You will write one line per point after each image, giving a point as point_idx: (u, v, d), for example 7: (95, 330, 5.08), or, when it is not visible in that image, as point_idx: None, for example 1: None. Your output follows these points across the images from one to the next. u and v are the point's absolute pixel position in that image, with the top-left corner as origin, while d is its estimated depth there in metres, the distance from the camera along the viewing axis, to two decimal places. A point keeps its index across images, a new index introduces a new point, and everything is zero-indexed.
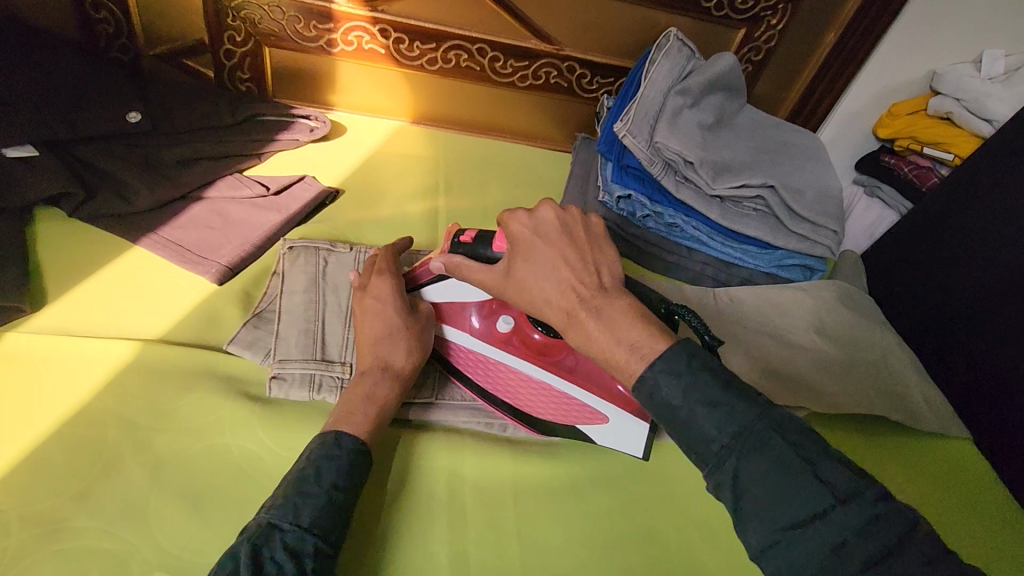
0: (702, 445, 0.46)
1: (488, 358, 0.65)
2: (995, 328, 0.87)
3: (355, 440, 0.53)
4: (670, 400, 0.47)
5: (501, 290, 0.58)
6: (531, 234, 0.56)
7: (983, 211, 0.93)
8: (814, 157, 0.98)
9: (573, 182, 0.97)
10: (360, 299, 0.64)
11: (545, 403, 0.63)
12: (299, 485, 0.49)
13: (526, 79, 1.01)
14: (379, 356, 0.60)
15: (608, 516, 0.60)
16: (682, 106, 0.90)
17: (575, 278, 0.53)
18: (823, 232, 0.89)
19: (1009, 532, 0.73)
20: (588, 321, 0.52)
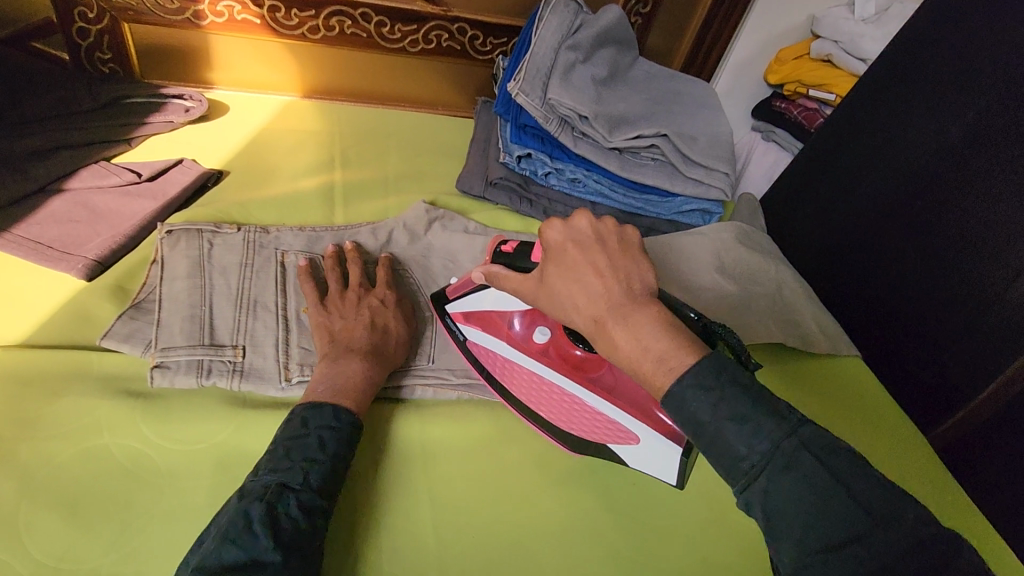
0: (732, 462, 0.43)
1: (521, 366, 0.65)
2: (880, 254, 0.95)
3: (352, 415, 0.54)
4: (698, 416, 0.44)
5: (533, 295, 0.58)
6: (567, 241, 0.54)
7: (862, 142, 0.99)
8: (705, 105, 1.01)
9: (476, 147, 0.96)
10: (362, 295, 0.64)
11: (577, 419, 0.62)
12: (303, 451, 0.50)
13: (417, 44, 0.98)
14: (371, 346, 0.60)
15: (523, 469, 0.63)
16: (573, 61, 0.91)
17: (608, 284, 0.50)
18: (716, 174, 0.92)
19: (898, 438, 0.79)
20: (613, 328, 0.49)
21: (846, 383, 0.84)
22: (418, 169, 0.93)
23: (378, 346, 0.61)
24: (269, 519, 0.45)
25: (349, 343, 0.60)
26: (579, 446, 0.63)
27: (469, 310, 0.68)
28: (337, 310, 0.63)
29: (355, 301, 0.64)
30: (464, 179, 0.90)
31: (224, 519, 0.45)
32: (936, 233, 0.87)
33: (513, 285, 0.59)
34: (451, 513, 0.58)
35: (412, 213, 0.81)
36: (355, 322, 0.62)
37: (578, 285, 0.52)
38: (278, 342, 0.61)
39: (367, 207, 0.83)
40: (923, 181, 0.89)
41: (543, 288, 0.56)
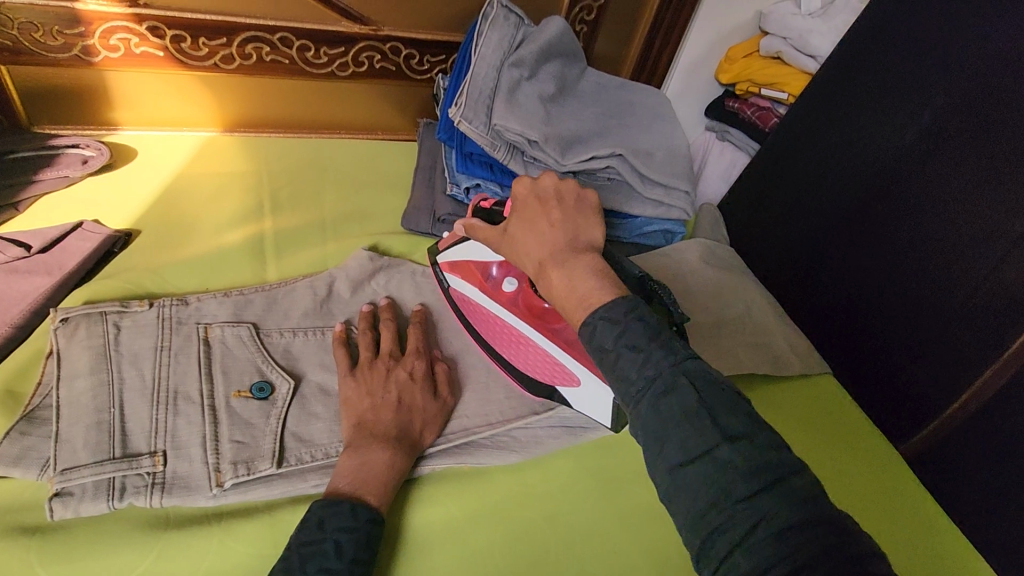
0: (626, 387, 0.46)
1: (491, 312, 0.69)
2: (843, 261, 0.93)
3: (371, 510, 0.51)
4: (603, 344, 0.48)
5: (497, 245, 0.63)
6: (531, 197, 0.60)
7: (819, 145, 0.97)
8: (659, 116, 0.97)
9: (420, 176, 0.89)
10: (390, 368, 0.61)
11: (533, 361, 0.66)
12: (318, 562, 0.47)
13: (346, 67, 0.89)
14: (398, 426, 0.57)
15: (532, 546, 0.58)
16: (518, 79, 0.85)
17: (555, 232, 0.56)
18: (675, 193, 0.88)
19: (883, 465, 0.76)
20: (551, 271, 0.54)
21: (824, 408, 0.81)
22: (358, 207, 0.85)
23: (405, 424, 0.58)
24: None
25: (375, 422, 0.57)
26: (533, 388, 0.65)
27: (455, 258, 0.72)
28: (364, 382, 0.60)
29: (385, 370, 0.61)
30: (410, 217, 0.83)
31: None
32: (897, 237, 0.86)
33: (483, 235, 0.65)
34: None
35: (354, 262, 0.73)
36: (382, 399, 0.58)
37: (534, 234, 0.57)
38: (204, 439, 0.53)
39: (301, 257, 0.75)
40: (881, 184, 0.88)
41: (504, 238, 0.62)
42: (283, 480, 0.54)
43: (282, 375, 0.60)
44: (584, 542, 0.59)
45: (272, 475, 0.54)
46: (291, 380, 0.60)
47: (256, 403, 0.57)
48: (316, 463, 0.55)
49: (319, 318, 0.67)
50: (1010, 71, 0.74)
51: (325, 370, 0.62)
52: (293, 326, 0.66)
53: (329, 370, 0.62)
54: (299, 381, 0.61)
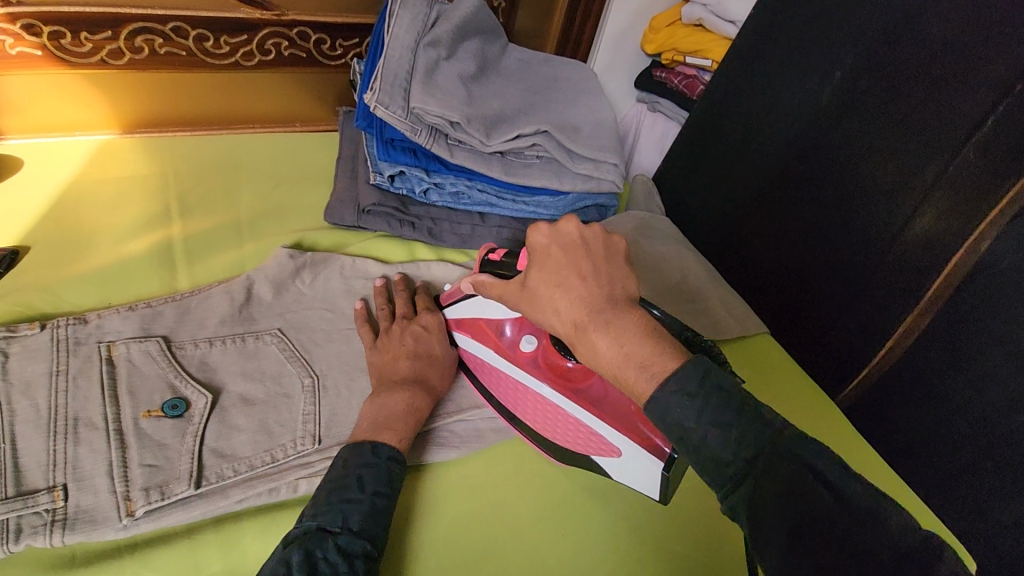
0: (717, 468, 0.44)
1: (509, 375, 0.63)
2: (774, 222, 0.95)
3: (390, 449, 0.54)
4: (682, 421, 0.44)
5: (514, 301, 0.56)
6: (553, 246, 0.52)
7: (742, 109, 0.98)
8: (584, 90, 0.96)
9: (343, 167, 0.85)
10: (405, 325, 0.65)
11: (564, 431, 0.61)
12: (341, 491, 0.50)
13: (251, 56, 0.84)
14: (419, 377, 0.61)
15: (506, 534, 0.57)
16: (436, 60, 0.82)
17: (590, 289, 0.49)
18: (604, 166, 0.87)
19: (827, 416, 0.78)
20: (596, 335, 0.48)
21: (766, 366, 0.83)
22: (276, 204, 0.81)
23: (425, 376, 0.62)
24: (304, 565, 0.44)
25: (396, 373, 0.61)
26: (566, 458, 0.61)
27: (463, 316, 0.66)
28: (385, 345, 0.63)
29: (403, 329, 0.65)
30: (332, 211, 0.79)
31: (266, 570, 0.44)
32: (822, 195, 0.88)
33: (498, 292, 0.58)
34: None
35: (273, 262, 0.69)
36: (403, 354, 0.62)
37: (563, 288, 0.50)
38: (111, 469, 0.49)
39: (215, 262, 0.70)
40: (803, 145, 0.90)
41: (523, 293, 0.55)
42: (205, 500, 0.50)
43: (197, 390, 0.56)
44: (550, 516, 0.59)
45: (191, 498, 0.50)
46: (208, 394, 0.56)
47: (169, 422, 0.53)
48: (240, 477, 0.52)
49: (239, 325, 0.63)
50: (911, 24, 0.76)
51: (245, 379, 0.59)
52: (208, 335, 0.61)
53: (252, 379, 0.59)
54: (218, 394, 0.57)
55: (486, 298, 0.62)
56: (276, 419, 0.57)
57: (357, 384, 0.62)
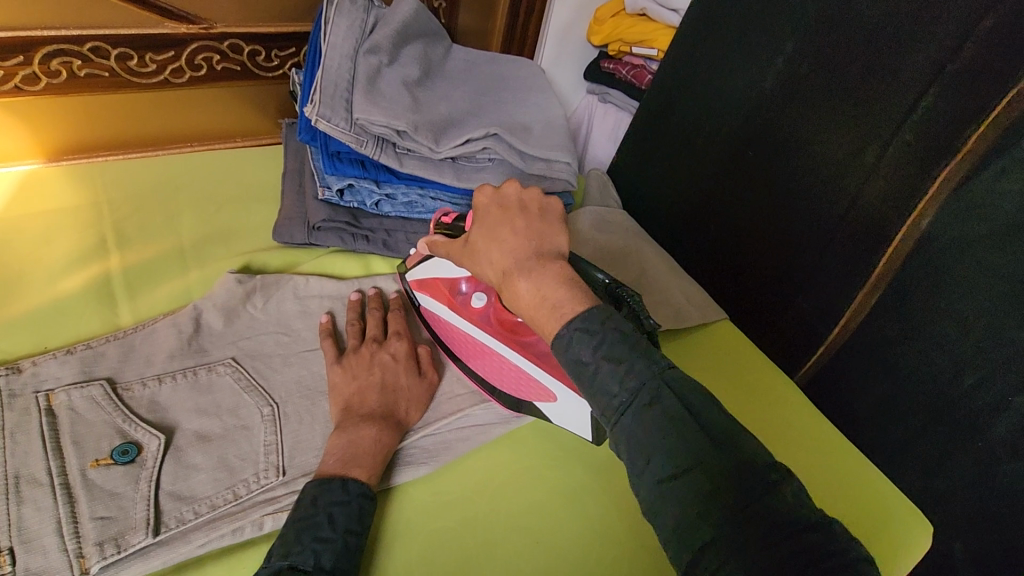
0: (607, 399, 0.45)
1: (458, 329, 0.66)
2: (728, 208, 0.96)
3: (360, 484, 0.53)
4: (580, 356, 0.46)
5: (458, 257, 0.59)
6: (492, 203, 0.56)
7: (689, 97, 0.99)
8: (533, 87, 0.95)
9: (289, 184, 0.82)
10: (374, 352, 0.65)
11: (507, 379, 0.63)
12: (312, 531, 0.49)
13: (182, 73, 0.81)
14: (386, 405, 0.60)
15: (486, 550, 0.57)
16: (377, 66, 0.80)
17: (518, 240, 0.51)
18: (557, 165, 0.86)
19: (790, 396, 0.80)
20: (518, 280, 0.49)
21: (728, 353, 0.84)
22: (221, 226, 0.78)
23: (391, 406, 0.61)
24: None
25: (362, 405, 0.60)
26: (511, 406, 0.64)
27: (423, 277, 0.70)
28: (350, 368, 0.63)
29: (371, 356, 0.64)
30: (281, 230, 0.77)
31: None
32: (770, 179, 0.90)
33: (445, 250, 0.61)
34: None
35: (221, 289, 0.67)
36: (368, 382, 0.61)
37: (495, 239, 0.53)
38: (60, 526, 0.47)
39: (159, 293, 0.68)
40: (749, 131, 0.91)
41: (464, 250, 0.57)
42: (165, 548, 0.48)
43: (149, 432, 0.53)
44: (531, 533, 0.59)
45: (150, 547, 0.48)
46: (160, 435, 0.54)
47: (119, 469, 0.51)
48: (201, 520, 0.50)
49: (189, 358, 0.61)
50: (842, 9, 0.78)
51: (200, 415, 0.57)
52: (157, 372, 0.59)
53: (207, 415, 0.57)
54: (171, 434, 0.55)
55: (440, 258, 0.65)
56: (235, 454, 0.55)
57: (318, 408, 0.61)
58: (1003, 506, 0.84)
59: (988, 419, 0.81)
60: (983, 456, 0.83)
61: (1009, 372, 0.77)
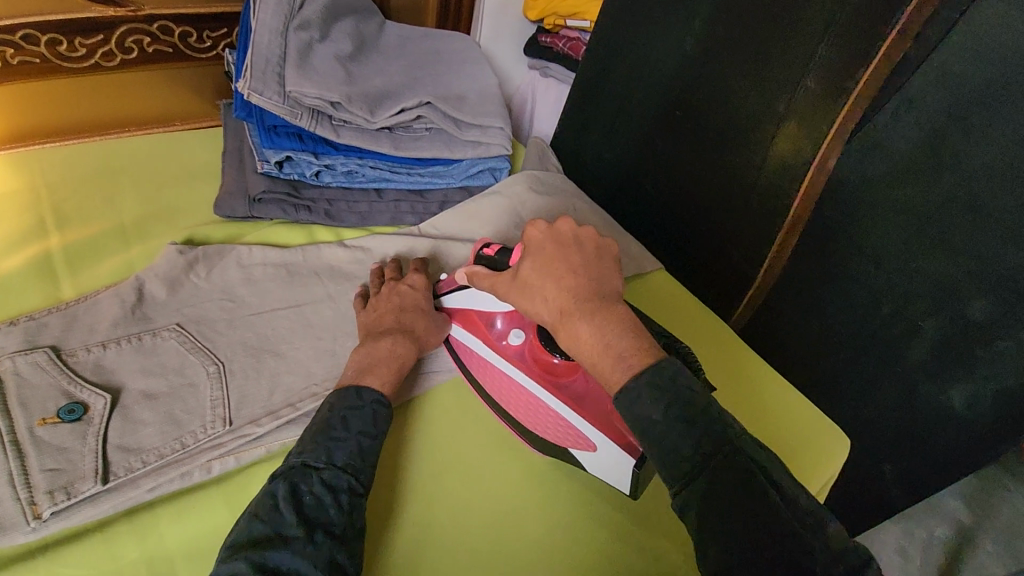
0: (675, 459, 0.50)
1: (498, 368, 0.67)
2: (662, 166, 1.01)
3: (374, 393, 0.59)
4: (649, 414, 0.51)
5: (504, 290, 0.60)
6: (548, 240, 0.58)
7: (620, 63, 1.04)
8: (468, 58, 0.98)
9: (229, 161, 0.84)
10: (394, 285, 0.70)
11: (546, 423, 0.64)
12: (328, 432, 0.55)
13: (113, 56, 0.82)
14: (405, 326, 0.66)
15: (476, 473, 0.65)
16: (308, 42, 0.82)
17: (576, 283, 0.55)
18: (492, 131, 0.89)
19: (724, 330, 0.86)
20: (580, 324, 0.53)
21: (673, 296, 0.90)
22: (162, 205, 0.79)
23: (410, 327, 0.67)
24: (289, 495, 0.51)
25: (381, 325, 0.66)
26: (548, 449, 0.65)
27: (461, 306, 0.70)
28: (374, 306, 0.68)
29: (392, 289, 0.70)
30: (222, 204, 0.79)
31: (255, 502, 0.51)
32: (696, 135, 0.95)
33: (492, 283, 0.62)
34: (460, 518, 0.61)
35: (163, 260, 0.69)
36: (388, 310, 0.68)
37: (552, 279, 0.55)
38: (10, 478, 0.49)
39: (100, 268, 0.70)
40: (675, 91, 0.96)
41: (513, 284, 0.59)
42: (116, 494, 0.51)
43: (94, 392, 0.56)
44: (510, 465, 0.66)
45: (100, 493, 0.50)
46: (107, 394, 0.56)
47: (66, 426, 0.53)
48: (149, 467, 0.52)
49: (133, 325, 0.63)
50: None
51: (146, 375, 0.59)
52: (101, 339, 0.61)
53: (153, 375, 0.59)
54: (118, 393, 0.57)
55: (479, 289, 0.66)
56: (182, 408, 0.57)
57: (263, 365, 0.63)
58: (925, 428, 0.89)
59: (904, 346, 0.86)
60: (902, 383, 0.89)
61: (917, 302, 0.82)
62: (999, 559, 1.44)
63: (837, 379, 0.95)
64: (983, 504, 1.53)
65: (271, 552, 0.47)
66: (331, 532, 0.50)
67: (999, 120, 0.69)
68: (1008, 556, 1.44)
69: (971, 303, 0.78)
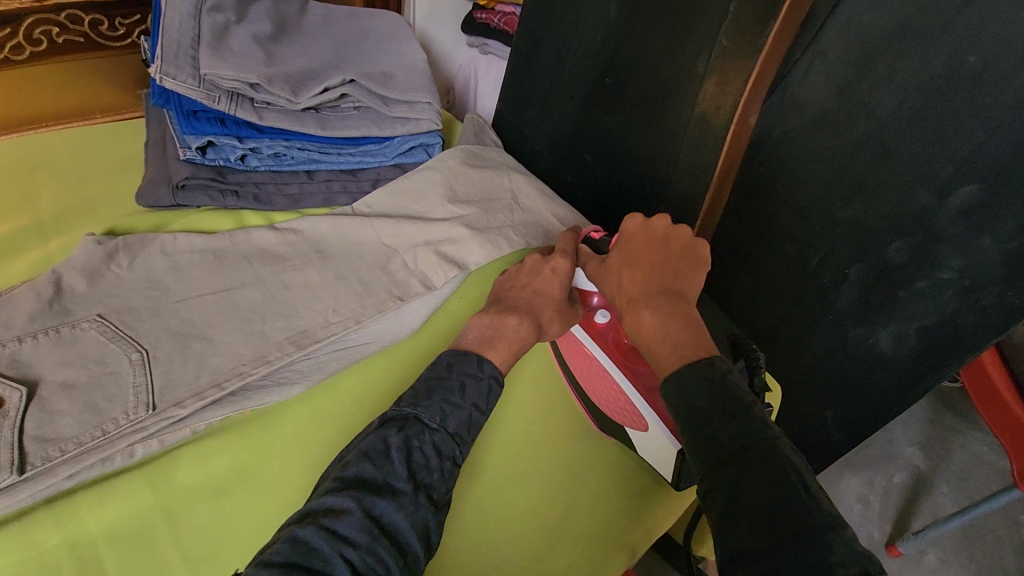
0: (710, 447, 0.53)
1: (580, 344, 0.71)
2: (602, 135, 1.03)
3: (494, 369, 0.62)
4: (696, 400, 0.55)
5: (596, 275, 0.70)
6: (641, 235, 0.67)
7: (554, 33, 1.05)
8: (395, 35, 0.97)
9: (151, 150, 0.82)
10: (539, 262, 0.72)
11: (611, 402, 0.68)
12: (445, 393, 0.60)
13: (23, 50, 0.79)
14: (533, 309, 0.69)
15: (529, 453, 0.70)
16: (223, 24, 0.81)
17: (651, 277, 0.64)
18: (420, 106, 0.89)
19: None
20: (643, 310, 0.62)
21: None
22: (83, 198, 0.78)
23: (539, 312, 0.69)
24: (402, 450, 0.55)
25: (514, 303, 0.69)
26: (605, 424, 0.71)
27: None
28: (511, 278, 0.72)
29: (536, 266, 0.72)
30: (144, 193, 0.78)
31: (366, 443, 0.56)
32: (630, 102, 0.97)
33: (592, 268, 0.71)
34: (508, 489, 0.67)
35: (81, 251, 0.68)
36: (524, 287, 0.70)
37: (632, 271, 0.65)
38: None
39: (16, 264, 0.68)
40: (608, 58, 0.98)
41: (602, 271, 0.69)
42: (33, 482, 0.51)
43: (9, 385, 0.55)
44: (558, 449, 0.71)
45: (16, 483, 0.51)
46: (22, 387, 0.55)
47: None
48: (69, 455, 0.53)
49: (51, 318, 0.62)
50: None
51: (64, 366, 0.58)
52: (17, 334, 0.60)
53: (72, 365, 0.58)
54: (35, 385, 0.56)
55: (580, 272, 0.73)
56: (103, 397, 0.57)
57: (190, 349, 0.63)
58: (859, 370, 0.94)
59: (834, 293, 0.90)
60: (836, 329, 0.92)
61: (843, 249, 0.86)
62: (952, 498, 1.50)
63: (779, 330, 0.99)
64: (936, 448, 1.60)
65: (379, 499, 0.52)
66: (431, 495, 0.55)
67: (902, 65, 0.71)
68: (960, 496, 1.51)
69: (891, 245, 0.81)
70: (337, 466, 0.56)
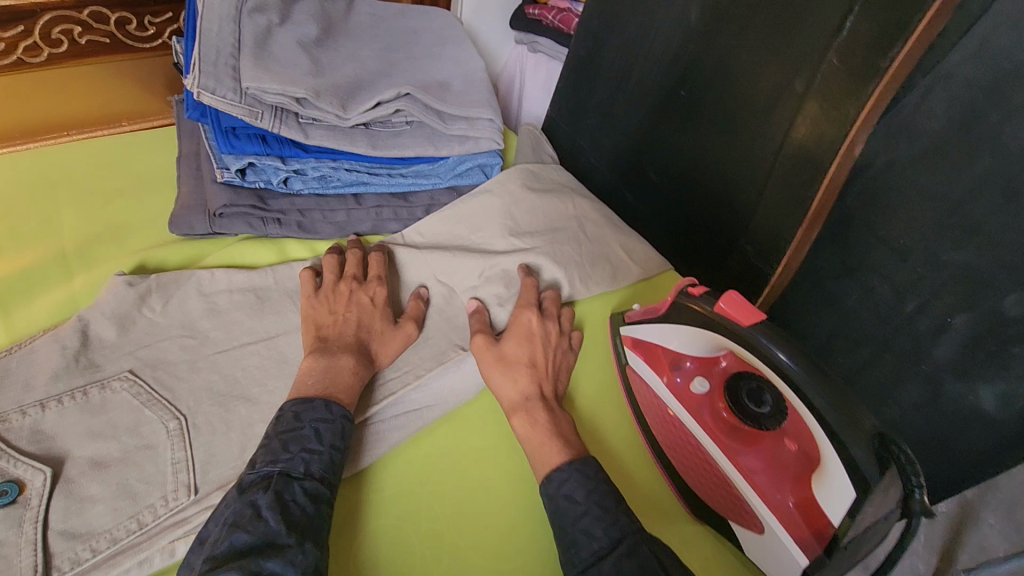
0: (585, 541, 0.49)
1: (675, 415, 0.61)
2: (668, 153, 0.93)
3: (343, 409, 0.54)
4: (572, 497, 0.52)
5: (479, 356, 0.63)
6: (532, 333, 0.65)
7: (617, 38, 0.95)
8: (448, 39, 0.86)
9: (186, 170, 0.74)
10: (353, 290, 0.64)
11: (714, 487, 0.58)
12: (300, 442, 0.50)
13: (39, 52, 0.70)
14: (358, 338, 0.60)
15: None
16: (266, 28, 0.72)
17: (538, 377, 0.62)
18: (479, 123, 0.80)
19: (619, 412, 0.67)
20: (532, 408, 0.59)
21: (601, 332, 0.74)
22: (109, 224, 0.70)
23: (367, 339, 0.61)
24: (272, 503, 0.46)
25: (334, 335, 0.60)
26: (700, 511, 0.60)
27: (641, 337, 0.65)
28: (326, 300, 0.63)
29: (344, 293, 0.64)
30: (178, 221, 0.69)
31: (231, 513, 0.45)
32: (702, 120, 0.87)
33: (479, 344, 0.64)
34: None
35: (109, 295, 0.60)
36: (344, 317, 0.62)
37: (518, 369, 0.62)
38: None
39: (38, 307, 0.60)
40: (682, 68, 0.88)
41: (484, 354, 0.63)
42: None
43: (31, 466, 0.48)
44: None
45: None
46: (46, 468, 0.48)
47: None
48: (100, 557, 0.46)
49: (78, 376, 0.54)
50: None
51: (94, 439, 0.50)
52: (38, 397, 0.52)
53: (102, 438, 0.51)
54: (60, 464, 0.49)
55: (652, 327, 0.63)
56: (138, 478, 0.50)
57: (234, 414, 0.55)
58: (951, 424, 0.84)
59: (931, 343, 0.80)
60: (930, 380, 0.83)
61: (947, 296, 0.76)
62: (1003, 531, 1.42)
63: (859, 374, 0.90)
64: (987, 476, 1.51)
65: (261, 558, 0.42)
66: (321, 542, 0.46)
67: None
68: (1011, 529, 1.42)
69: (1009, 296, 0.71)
70: (201, 549, 0.45)
